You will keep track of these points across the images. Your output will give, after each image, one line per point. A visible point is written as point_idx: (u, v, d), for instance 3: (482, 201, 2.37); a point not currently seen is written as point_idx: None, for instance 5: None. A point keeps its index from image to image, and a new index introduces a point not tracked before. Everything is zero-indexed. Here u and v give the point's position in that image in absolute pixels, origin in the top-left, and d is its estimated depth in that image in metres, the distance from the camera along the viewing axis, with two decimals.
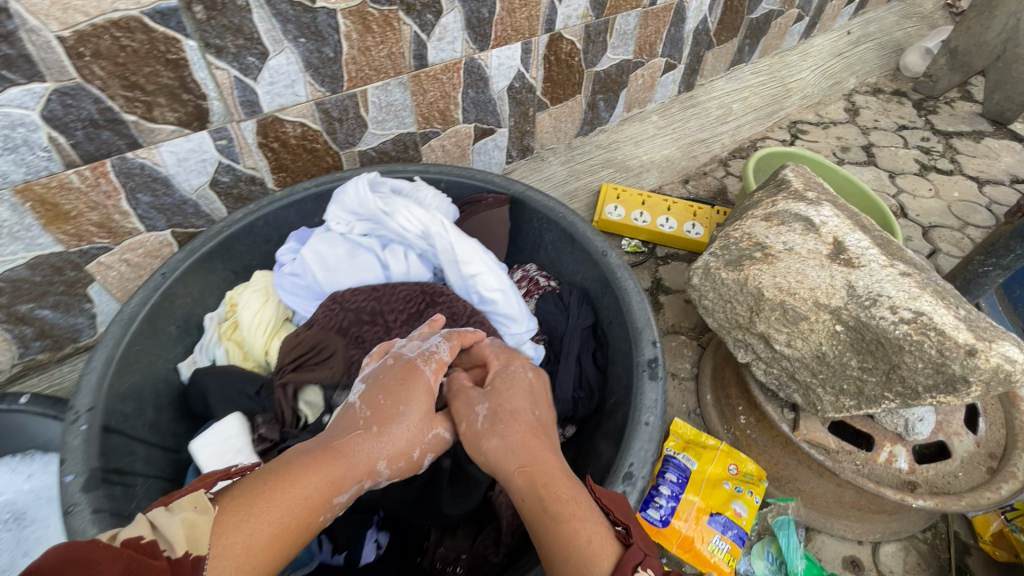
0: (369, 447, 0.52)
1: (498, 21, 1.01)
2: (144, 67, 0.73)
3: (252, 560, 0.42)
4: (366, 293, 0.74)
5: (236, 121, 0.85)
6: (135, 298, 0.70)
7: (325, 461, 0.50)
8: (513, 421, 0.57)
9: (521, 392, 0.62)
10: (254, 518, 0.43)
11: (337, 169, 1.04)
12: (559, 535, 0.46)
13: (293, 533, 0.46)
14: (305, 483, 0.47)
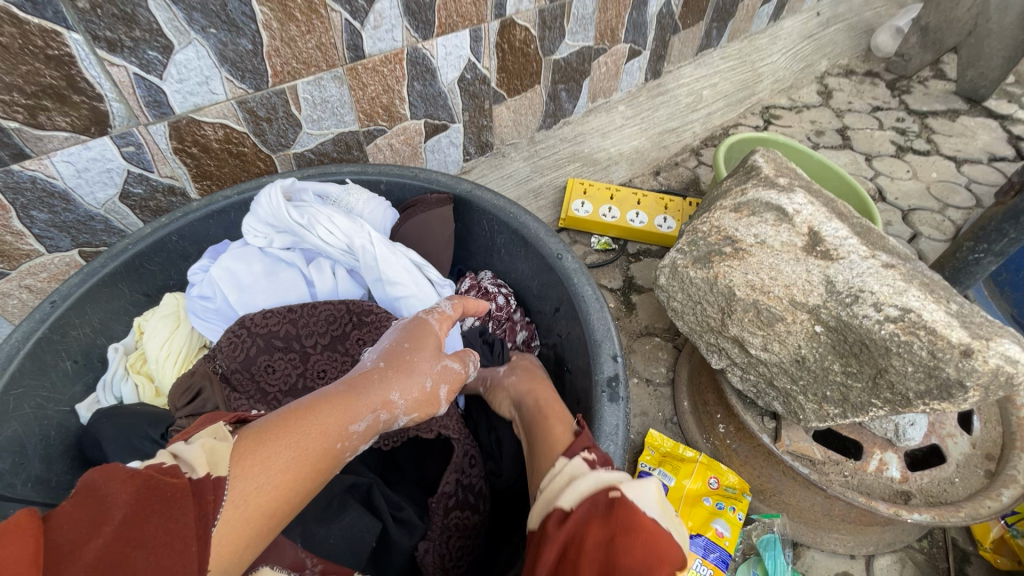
0: (387, 380, 0.51)
1: (441, 6, 0.93)
2: (19, 66, 0.63)
3: (278, 481, 0.40)
4: (276, 314, 0.66)
5: (143, 125, 0.76)
6: (17, 332, 0.61)
7: (343, 392, 0.48)
8: (519, 380, 0.68)
9: (523, 364, 0.72)
10: (273, 442, 0.41)
11: (271, 175, 0.95)
12: (541, 432, 0.58)
13: (313, 462, 0.43)
14: (323, 412, 0.45)
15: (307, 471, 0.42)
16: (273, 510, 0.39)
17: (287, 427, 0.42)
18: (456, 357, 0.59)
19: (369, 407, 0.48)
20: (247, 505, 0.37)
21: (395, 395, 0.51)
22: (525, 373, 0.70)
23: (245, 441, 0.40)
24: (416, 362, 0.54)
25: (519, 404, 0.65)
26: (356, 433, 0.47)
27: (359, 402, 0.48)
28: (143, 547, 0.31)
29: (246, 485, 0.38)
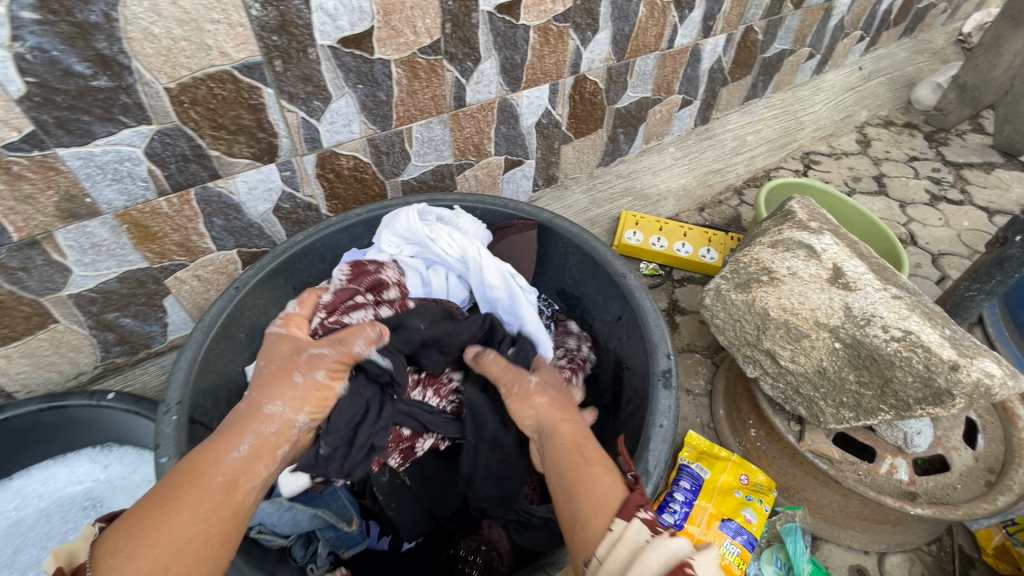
0: (259, 402, 0.60)
1: (529, 66, 1.13)
2: (230, 112, 0.85)
3: (175, 549, 0.47)
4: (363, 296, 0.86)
5: (299, 156, 0.97)
6: (213, 309, 0.81)
7: (215, 437, 0.57)
8: (553, 404, 0.69)
9: (553, 382, 0.75)
10: (148, 531, 0.47)
11: (381, 197, 1.16)
12: (581, 475, 0.57)
13: (216, 517, 0.51)
14: (195, 463, 0.54)
15: (214, 531, 0.50)
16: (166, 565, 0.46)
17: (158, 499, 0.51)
18: (326, 342, 0.69)
19: (244, 434, 0.58)
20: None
21: (276, 405, 0.61)
22: (554, 396, 0.71)
23: (109, 543, 0.46)
24: (286, 371, 0.64)
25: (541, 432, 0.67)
26: (241, 461, 0.56)
27: (230, 436, 0.57)
28: None
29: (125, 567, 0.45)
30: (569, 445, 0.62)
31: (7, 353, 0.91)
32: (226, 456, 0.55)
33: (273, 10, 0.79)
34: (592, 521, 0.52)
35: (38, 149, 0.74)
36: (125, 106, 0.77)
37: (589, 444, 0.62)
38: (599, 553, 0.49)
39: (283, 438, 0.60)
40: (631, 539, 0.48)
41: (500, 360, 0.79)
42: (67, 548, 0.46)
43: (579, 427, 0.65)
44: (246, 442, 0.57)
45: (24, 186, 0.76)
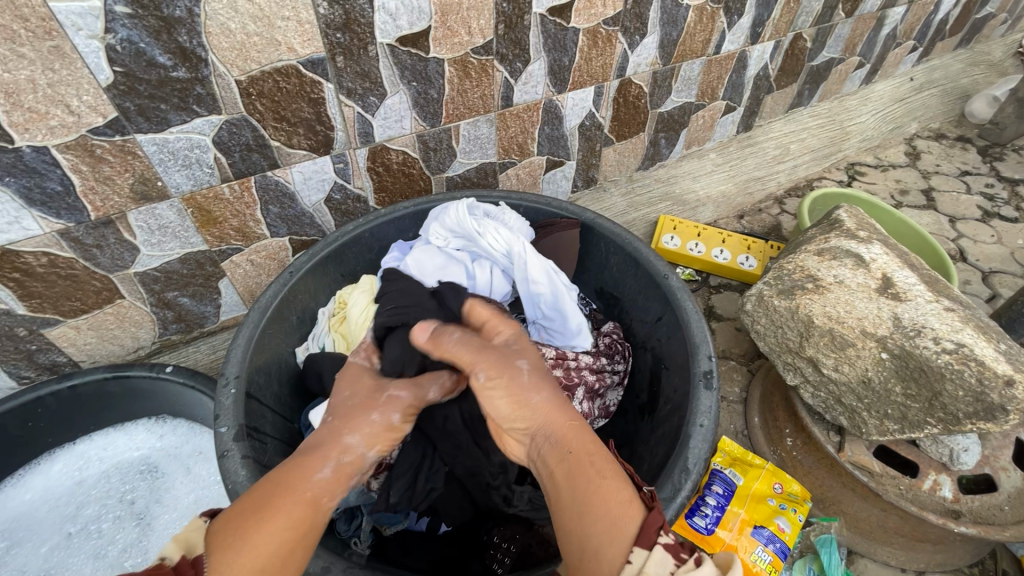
0: (340, 431, 0.64)
1: (576, 68, 1.14)
2: (292, 105, 0.90)
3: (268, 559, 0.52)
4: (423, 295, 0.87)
5: (353, 149, 1.01)
6: (268, 291, 0.85)
7: (301, 460, 0.61)
8: (552, 405, 0.64)
9: (532, 360, 0.70)
10: (251, 534, 0.52)
11: (426, 192, 1.19)
12: (589, 490, 0.57)
13: (305, 526, 0.56)
14: (285, 479, 0.59)
15: (305, 531, 0.56)
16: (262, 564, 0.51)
17: (250, 506, 0.55)
18: (405, 385, 0.73)
19: (330, 458, 0.61)
20: (231, 571, 0.49)
21: (356, 436, 0.65)
22: (550, 394, 0.66)
23: (219, 543, 0.51)
24: (365, 407, 0.68)
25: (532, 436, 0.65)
26: (325, 484, 0.59)
27: (315, 460, 0.61)
28: None
29: (228, 564, 0.50)
30: (580, 457, 0.60)
31: (77, 324, 0.97)
32: (314, 476, 0.59)
33: (338, 8, 0.82)
34: (608, 548, 0.52)
35: (120, 134, 0.79)
36: (199, 97, 0.81)
37: (599, 452, 0.61)
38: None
39: (357, 468, 0.64)
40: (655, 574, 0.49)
41: (471, 342, 0.71)
42: (182, 538, 0.53)
43: (581, 439, 0.62)
44: (329, 465, 0.61)
45: (104, 169, 0.81)
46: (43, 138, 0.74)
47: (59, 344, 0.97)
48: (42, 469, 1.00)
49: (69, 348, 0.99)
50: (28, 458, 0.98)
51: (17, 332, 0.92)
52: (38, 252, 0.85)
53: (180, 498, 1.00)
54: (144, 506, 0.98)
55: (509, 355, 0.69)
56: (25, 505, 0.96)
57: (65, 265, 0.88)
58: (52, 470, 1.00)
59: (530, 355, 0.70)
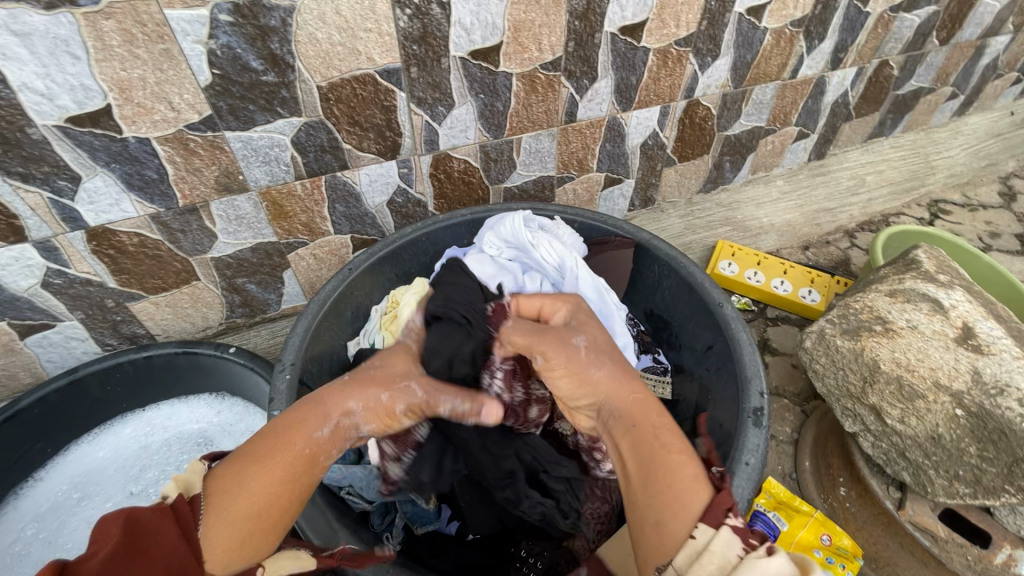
0: (345, 394, 0.67)
1: (643, 87, 1.14)
2: (366, 111, 0.94)
3: (258, 516, 0.56)
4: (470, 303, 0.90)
5: (418, 155, 1.05)
6: (328, 285, 0.90)
7: (301, 415, 0.64)
8: (610, 378, 0.70)
9: (596, 339, 0.75)
10: (244, 486, 0.57)
11: (484, 201, 1.21)
12: (659, 465, 0.60)
13: (293, 491, 0.59)
14: (291, 429, 0.63)
15: (292, 496, 0.59)
16: (258, 513, 0.56)
17: (253, 455, 0.60)
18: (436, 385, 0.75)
19: (327, 419, 0.65)
20: (227, 524, 0.54)
21: (355, 406, 0.67)
22: (612, 369, 0.71)
23: (217, 492, 0.56)
24: (379, 382, 0.71)
25: (597, 408, 0.69)
26: (321, 442, 0.63)
27: (315, 417, 0.64)
28: (134, 563, 0.47)
29: (224, 514, 0.55)
30: (643, 427, 0.65)
31: (157, 300, 1.05)
32: (313, 434, 0.63)
33: (417, 21, 0.86)
34: (672, 521, 0.55)
35: (211, 130, 0.86)
36: (284, 100, 0.87)
37: (663, 428, 0.65)
38: (679, 561, 0.52)
39: (348, 436, 0.67)
40: (717, 552, 0.51)
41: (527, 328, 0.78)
42: (181, 478, 0.57)
43: (645, 412, 0.67)
44: (328, 425, 0.65)
45: (195, 161, 0.88)
46: (146, 131, 0.82)
47: (140, 317, 1.06)
48: (114, 430, 1.09)
49: (148, 322, 1.08)
50: (103, 419, 1.08)
51: (106, 303, 1.01)
52: (132, 232, 0.93)
53: None
54: None
55: (567, 337, 0.75)
56: (98, 461, 1.06)
57: (152, 246, 0.97)
58: (122, 433, 1.09)
59: (586, 331, 0.76)
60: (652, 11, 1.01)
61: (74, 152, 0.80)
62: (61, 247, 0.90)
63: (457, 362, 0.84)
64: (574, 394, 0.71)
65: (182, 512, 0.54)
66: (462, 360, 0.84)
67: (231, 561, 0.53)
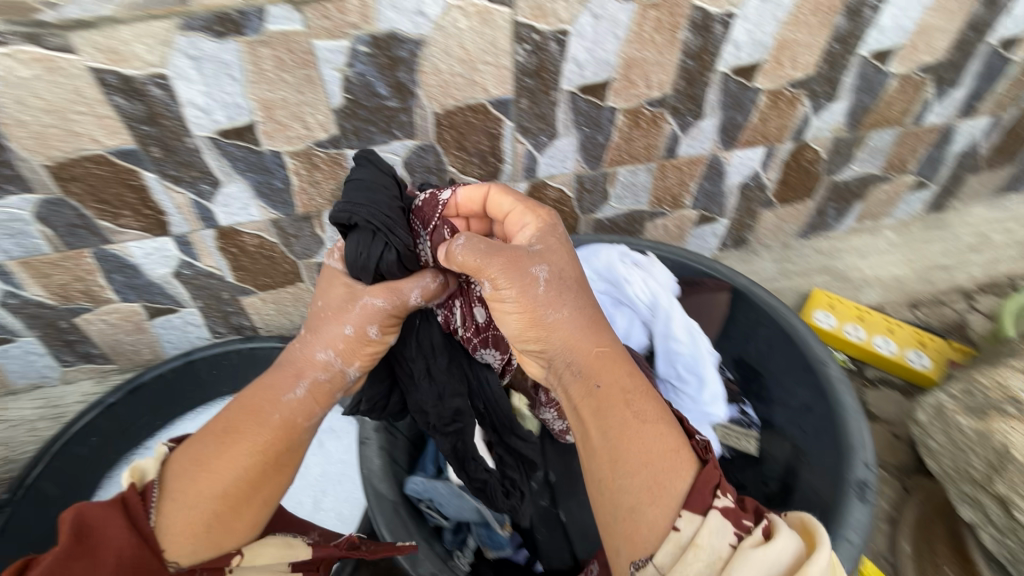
0: (310, 349, 0.76)
1: (750, 127, 1.11)
2: (474, 138, 0.98)
3: (219, 484, 0.67)
4: (377, 198, 0.75)
5: (515, 182, 1.08)
6: None
7: (270, 379, 0.74)
8: (569, 325, 0.67)
9: (554, 263, 0.70)
10: (205, 466, 0.68)
11: (573, 230, 1.22)
12: (626, 439, 0.61)
13: (261, 457, 0.70)
14: (261, 401, 0.72)
15: (260, 461, 0.70)
16: (228, 486, 0.68)
17: (218, 432, 0.70)
18: (382, 292, 0.76)
19: (295, 380, 0.74)
20: (195, 496, 0.66)
21: (328, 354, 0.76)
22: (572, 308, 0.67)
23: (179, 476, 0.68)
24: (337, 319, 0.76)
25: (547, 347, 0.67)
26: (293, 404, 0.72)
27: (285, 380, 0.74)
28: (84, 560, 0.62)
29: (193, 485, 0.67)
30: (608, 392, 0.64)
31: (265, 296, 1.15)
32: (280, 400, 0.72)
33: (534, 56, 0.89)
34: (650, 509, 0.58)
35: (335, 148, 0.93)
36: (402, 123, 0.93)
37: (626, 385, 0.65)
38: (661, 555, 0.55)
39: (333, 385, 0.76)
40: (706, 544, 0.54)
41: (477, 245, 0.68)
42: (137, 467, 0.70)
43: (612, 369, 0.66)
44: (303, 385, 0.74)
45: (317, 175, 0.96)
46: (280, 145, 0.90)
47: (249, 310, 1.15)
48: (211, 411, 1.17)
49: (254, 315, 1.18)
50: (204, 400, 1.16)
51: (223, 295, 1.12)
52: (255, 235, 1.02)
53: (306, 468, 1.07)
54: None
55: (525, 259, 0.69)
56: None
57: (269, 248, 1.06)
58: None
59: (550, 261, 0.69)
60: (770, 52, 0.99)
61: (219, 161, 0.90)
62: (194, 242, 1.01)
63: (386, 268, 0.75)
64: (530, 330, 0.68)
65: (131, 500, 0.67)
66: (392, 269, 0.75)
67: (200, 540, 0.67)
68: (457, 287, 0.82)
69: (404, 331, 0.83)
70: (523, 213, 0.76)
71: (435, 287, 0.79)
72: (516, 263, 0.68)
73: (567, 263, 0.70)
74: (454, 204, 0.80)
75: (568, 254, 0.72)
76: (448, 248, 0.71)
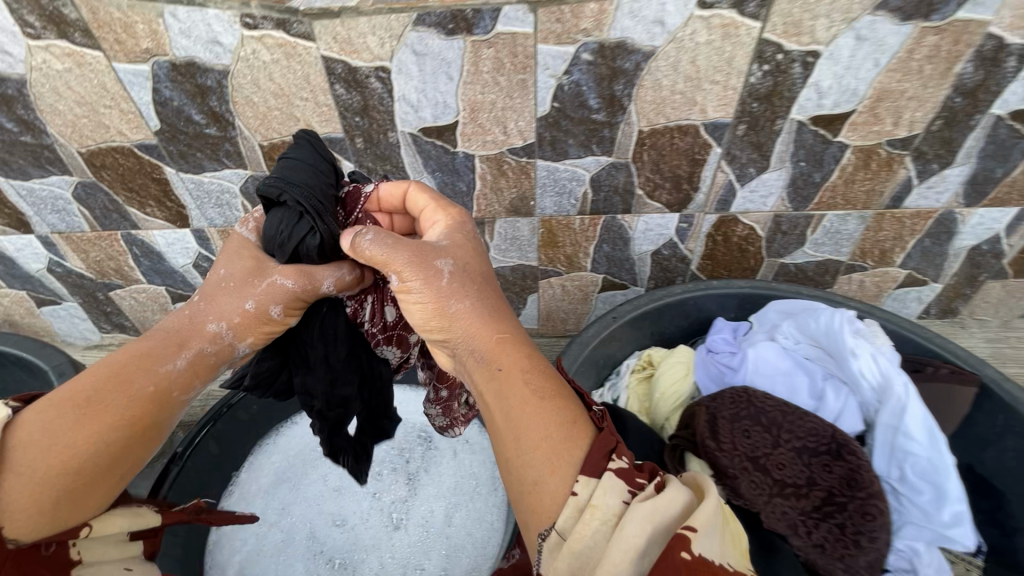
0: (203, 318, 0.62)
1: (1008, 183, 0.91)
2: (674, 161, 0.89)
3: (77, 457, 0.51)
4: (313, 177, 0.66)
5: (704, 213, 0.97)
6: (590, 329, 0.87)
7: (148, 345, 0.59)
8: (473, 314, 0.59)
9: (455, 253, 0.63)
10: (60, 437, 0.51)
11: (751, 272, 1.09)
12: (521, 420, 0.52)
13: (134, 428, 0.55)
14: (133, 367, 0.56)
15: (135, 432, 0.55)
16: (80, 464, 0.52)
17: (76, 399, 0.54)
18: (294, 274, 0.65)
19: (182, 350, 0.59)
20: (45, 471, 0.50)
21: (220, 325, 0.62)
22: (471, 297, 0.60)
23: (31, 444, 0.51)
24: (239, 289, 0.63)
25: (450, 342, 0.60)
26: (171, 377, 0.58)
27: (169, 346, 0.59)
28: None
29: (40, 458, 0.51)
30: (511, 375, 0.55)
31: None
32: (161, 368, 0.57)
33: (771, 78, 0.78)
34: (551, 480, 0.49)
35: (527, 157, 0.88)
36: (603, 138, 0.86)
37: (528, 371, 0.55)
38: (561, 520, 0.47)
39: (221, 359, 0.62)
40: (603, 505, 0.46)
41: (386, 240, 0.63)
42: None
43: (510, 364, 0.55)
44: (185, 357, 0.59)
45: (501, 181, 0.92)
46: (475, 149, 0.87)
47: None
48: None
49: None
50: None
51: None
52: None
53: (443, 477, 0.99)
54: (416, 469, 1.00)
55: (427, 248, 0.63)
56: None
57: None
58: None
59: (454, 253, 0.63)
60: None
61: (414, 157, 0.89)
62: None
63: (302, 248, 0.65)
64: (429, 326, 0.61)
65: None
66: (308, 250, 0.65)
67: (43, 521, 0.51)
68: (372, 283, 0.74)
69: (306, 314, 0.71)
70: (434, 211, 0.69)
71: (351, 278, 0.69)
72: (418, 255, 0.61)
73: (474, 258, 0.64)
74: (375, 198, 0.72)
75: (473, 242, 0.66)
76: (356, 239, 0.64)
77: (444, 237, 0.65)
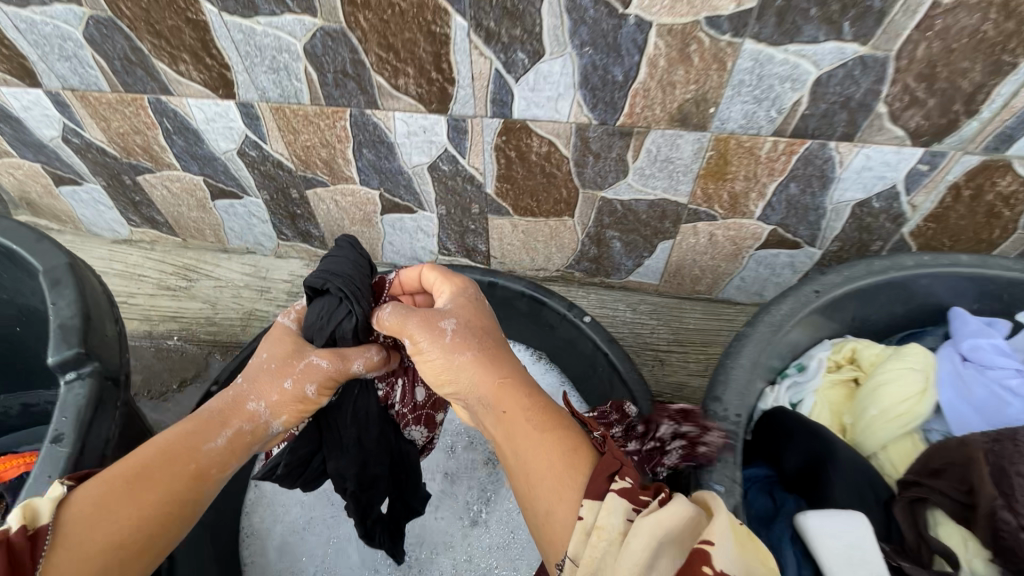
0: (245, 395, 0.56)
1: None
2: (961, 61, 0.57)
3: (125, 538, 0.45)
4: (355, 268, 0.61)
5: (965, 151, 0.65)
6: (785, 305, 0.60)
7: (192, 424, 0.53)
8: (480, 366, 0.51)
9: (462, 313, 0.55)
10: (111, 515, 0.45)
11: (987, 246, 0.77)
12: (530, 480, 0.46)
13: (177, 509, 0.49)
14: (180, 446, 0.51)
15: (177, 513, 0.49)
16: (129, 537, 0.46)
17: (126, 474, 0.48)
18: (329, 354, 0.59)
19: (228, 427, 0.54)
20: (92, 550, 0.44)
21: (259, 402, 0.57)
22: (480, 351, 0.52)
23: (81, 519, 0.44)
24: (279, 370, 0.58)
25: (469, 405, 0.53)
26: (217, 455, 0.52)
27: (213, 424, 0.54)
28: None
29: (87, 538, 0.44)
30: (517, 420, 0.48)
31: (517, 223, 0.88)
32: (206, 445, 0.52)
33: None
34: (558, 508, 0.43)
35: (732, 33, 0.58)
36: (866, 10, 0.54)
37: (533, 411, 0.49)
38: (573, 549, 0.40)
39: (257, 440, 0.57)
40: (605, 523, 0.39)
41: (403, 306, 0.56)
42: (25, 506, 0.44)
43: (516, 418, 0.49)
44: (226, 435, 0.54)
45: (679, 71, 0.62)
46: (657, 12, 0.57)
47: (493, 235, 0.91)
48: None
49: (495, 241, 0.93)
50: None
51: (471, 207, 0.87)
52: (546, 140, 0.73)
53: None
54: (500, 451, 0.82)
55: (434, 312, 0.55)
56: None
57: (555, 163, 0.76)
58: None
59: (464, 315, 0.55)
60: None
61: (558, 19, 0.59)
62: (470, 131, 0.74)
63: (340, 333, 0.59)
64: (440, 383, 0.54)
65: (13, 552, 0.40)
66: (345, 337, 0.59)
67: None
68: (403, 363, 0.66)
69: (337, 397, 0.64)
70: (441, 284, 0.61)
71: (381, 358, 0.61)
72: (425, 317, 0.55)
73: (485, 313, 0.57)
74: (399, 282, 0.65)
75: (485, 309, 0.58)
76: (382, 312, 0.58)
77: (450, 298, 0.58)
